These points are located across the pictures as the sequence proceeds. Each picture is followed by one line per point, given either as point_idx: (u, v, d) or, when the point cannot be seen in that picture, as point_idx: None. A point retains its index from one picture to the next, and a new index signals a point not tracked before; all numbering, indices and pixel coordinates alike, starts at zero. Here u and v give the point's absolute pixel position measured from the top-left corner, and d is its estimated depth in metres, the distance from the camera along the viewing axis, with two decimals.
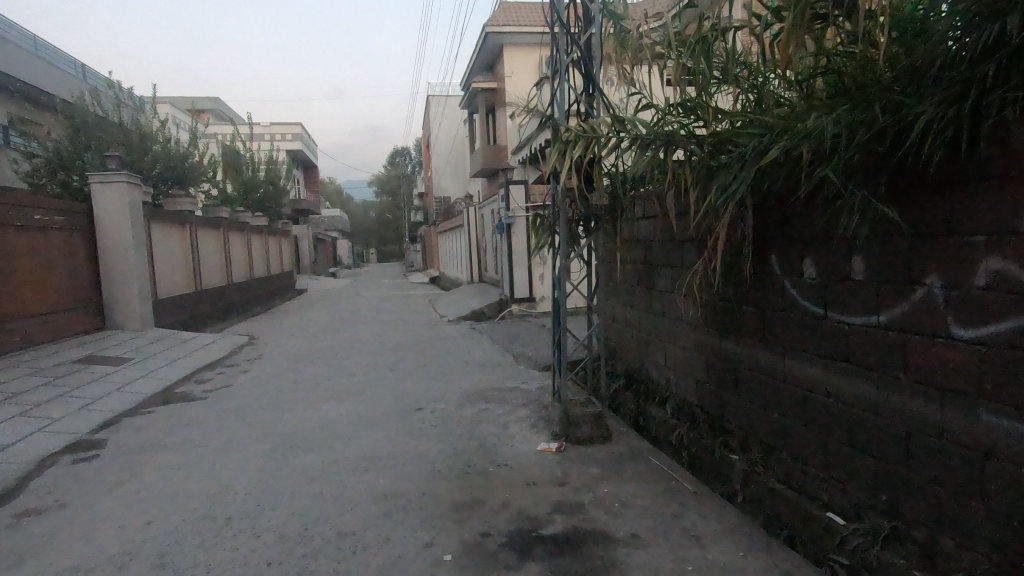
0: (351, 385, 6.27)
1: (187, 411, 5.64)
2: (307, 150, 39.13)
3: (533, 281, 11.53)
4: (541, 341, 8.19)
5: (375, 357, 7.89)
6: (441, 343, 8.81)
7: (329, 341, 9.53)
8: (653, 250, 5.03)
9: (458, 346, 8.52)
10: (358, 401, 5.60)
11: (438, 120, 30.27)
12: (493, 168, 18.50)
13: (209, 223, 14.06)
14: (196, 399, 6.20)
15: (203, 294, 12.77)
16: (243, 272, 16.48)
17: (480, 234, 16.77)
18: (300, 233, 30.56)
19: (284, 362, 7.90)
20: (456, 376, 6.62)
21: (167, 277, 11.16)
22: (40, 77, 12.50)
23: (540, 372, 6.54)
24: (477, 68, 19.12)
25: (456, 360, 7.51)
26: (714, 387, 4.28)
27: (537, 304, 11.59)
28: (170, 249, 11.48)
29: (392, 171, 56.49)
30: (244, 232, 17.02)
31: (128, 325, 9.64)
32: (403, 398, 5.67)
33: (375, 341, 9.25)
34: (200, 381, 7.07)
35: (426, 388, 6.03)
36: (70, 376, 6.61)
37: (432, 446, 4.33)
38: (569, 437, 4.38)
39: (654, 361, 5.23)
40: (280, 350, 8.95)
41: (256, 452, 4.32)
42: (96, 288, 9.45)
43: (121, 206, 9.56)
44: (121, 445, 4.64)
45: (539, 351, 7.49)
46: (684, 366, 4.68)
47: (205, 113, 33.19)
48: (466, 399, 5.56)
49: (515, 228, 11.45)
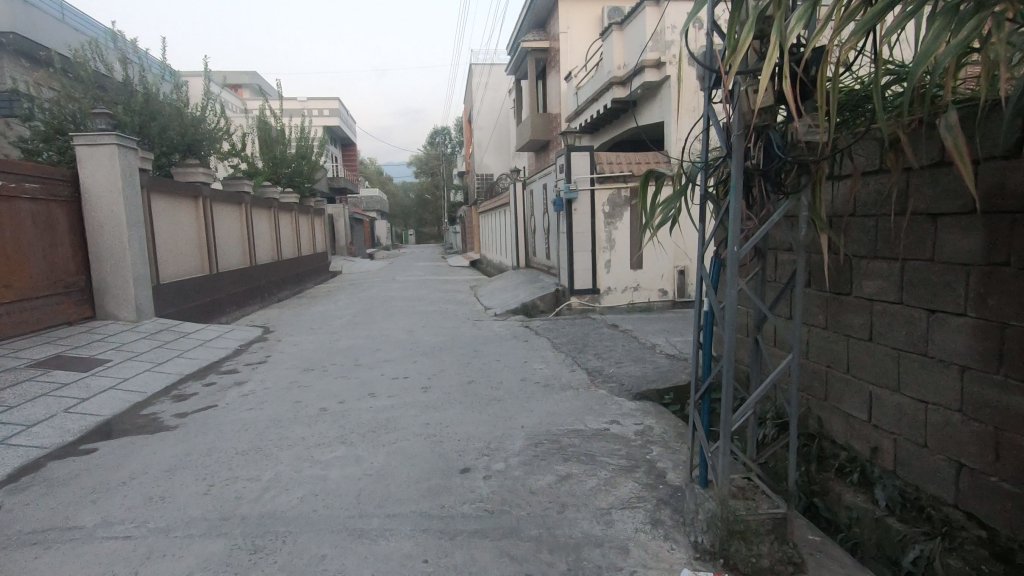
0: (370, 418, 4.50)
1: (139, 454, 3.98)
2: (344, 126, 37.74)
3: (598, 269, 9.58)
4: (621, 352, 6.25)
5: (407, 368, 6.12)
6: (489, 348, 7.00)
7: (354, 340, 7.87)
8: (865, 233, 3.00)
9: (512, 354, 6.67)
10: (376, 450, 3.83)
11: (481, 91, 28.22)
12: (543, 140, 16.47)
13: (230, 198, 12.61)
14: (163, 429, 4.54)
15: (221, 277, 11.38)
16: (269, 251, 15.09)
17: (528, 213, 14.86)
18: (336, 213, 29.30)
19: (293, 370, 6.24)
20: (514, 404, 4.78)
21: (173, 258, 9.70)
22: (35, 31, 11.00)
23: (633, 405, 4.64)
24: (526, 27, 16.91)
25: (511, 376, 5.66)
26: (1018, 488, 2.30)
27: (602, 298, 9.65)
28: (179, 227, 10.04)
29: (433, 151, 54.92)
30: (271, 209, 15.58)
31: (121, 316, 8.19)
32: (442, 446, 3.87)
33: (407, 343, 7.49)
34: (183, 395, 5.46)
35: (474, 427, 4.20)
36: (12, 389, 5.08)
37: (491, 569, 2.49)
38: (731, 562, 2.47)
39: (843, 412, 3.27)
40: (293, 352, 7.32)
41: (196, 562, 2.58)
42: (85, 269, 8.06)
43: (113, 172, 8.03)
44: (7, 525, 2.99)
45: (623, 370, 5.57)
46: (926, 432, 2.71)
47: (242, 88, 32.17)
48: (535, 452, 3.72)
49: (578, 206, 9.44)
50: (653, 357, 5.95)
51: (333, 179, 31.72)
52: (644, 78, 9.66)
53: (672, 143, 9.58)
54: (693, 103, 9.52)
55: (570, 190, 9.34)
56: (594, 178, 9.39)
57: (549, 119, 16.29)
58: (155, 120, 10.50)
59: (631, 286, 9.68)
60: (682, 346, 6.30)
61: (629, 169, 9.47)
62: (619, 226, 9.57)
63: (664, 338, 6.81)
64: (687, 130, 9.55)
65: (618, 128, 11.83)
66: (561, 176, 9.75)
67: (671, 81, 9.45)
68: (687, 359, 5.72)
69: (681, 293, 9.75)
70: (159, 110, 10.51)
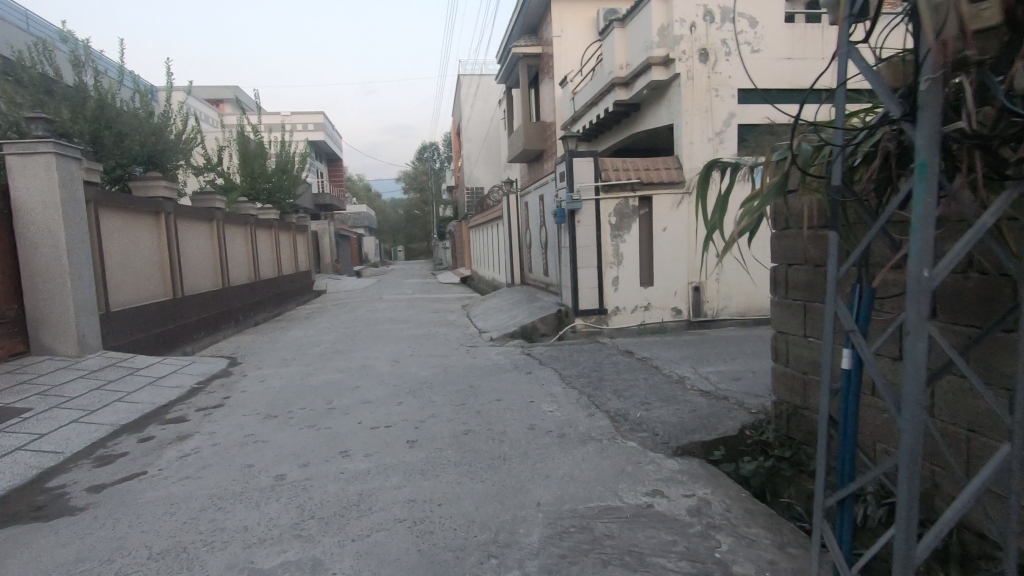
0: (338, 493, 3.45)
1: (17, 558, 2.91)
2: (329, 141, 36.85)
3: (604, 287, 8.65)
4: (645, 388, 5.25)
5: (389, 412, 5.08)
6: (488, 384, 5.97)
7: (330, 375, 6.79)
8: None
9: (515, 391, 5.64)
10: (340, 550, 2.79)
11: (470, 102, 27.49)
12: (537, 149, 15.61)
13: (199, 215, 11.54)
14: (67, 511, 3.48)
15: (187, 302, 10.29)
16: (245, 272, 14.02)
17: (523, 226, 13.92)
18: (321, 229, 28.30)
19: (253, 418, 5.17)
20: (523, 465, 3.77)
21: (128, 282, 8.62)
22: None
23: (677, 468, 3.64)
24: (518, 32, 16.15)
25: (516, 424, 4.63)
26: None
27: (609, 319, 8.71)
28: (136, 247, 8.99)
29: (421, 166, 54.19)
30: (248, 226, 14.52)
31: (59, 350, 7.10)
32: (432, 541, 2.84)
33: (392, 378, 6.44)
34: (109, 457, 4.38)
35: (475, 507, 3.17)
36: None
37: None
38: None
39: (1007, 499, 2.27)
40: (258, 390, 6.26)
41: None
42: (16, 297, 6.99)
43: (51, 185, 6.98)
44: None
45: (653, 413, 4.56)
46: None
47: (223, 103, 31.34)
48: (561, 550, 2.71)
49: (582, 217, 8.50)
50: (685, 395, 4.95)
51: (318, 196, 30.83)
52: (651, 77, 8.79)
53: (682, 147, 8.69)
54: (704, 103, 8.65)
55: (573, 199, 8.42)
56: (598, 187, 8.50)
57: (542, 128, 15.40)
58: (109, 128, 9.45)
59: (642, 306, 8.75)
60: (716, 381, 5.31)
61: (637, 176, 8.52)
62: (627, 240, 8.65)
63: (692, 368, 5.83)
64: (698, 133, 8.66)
65: (620, 133, 10.95)
66: (562, 185, 8.83)
67: (681, 79, 8.60)
68: (728, 398, 4.73)
69: (697, 312, 8.85)
70: (114, 117, 9.46)
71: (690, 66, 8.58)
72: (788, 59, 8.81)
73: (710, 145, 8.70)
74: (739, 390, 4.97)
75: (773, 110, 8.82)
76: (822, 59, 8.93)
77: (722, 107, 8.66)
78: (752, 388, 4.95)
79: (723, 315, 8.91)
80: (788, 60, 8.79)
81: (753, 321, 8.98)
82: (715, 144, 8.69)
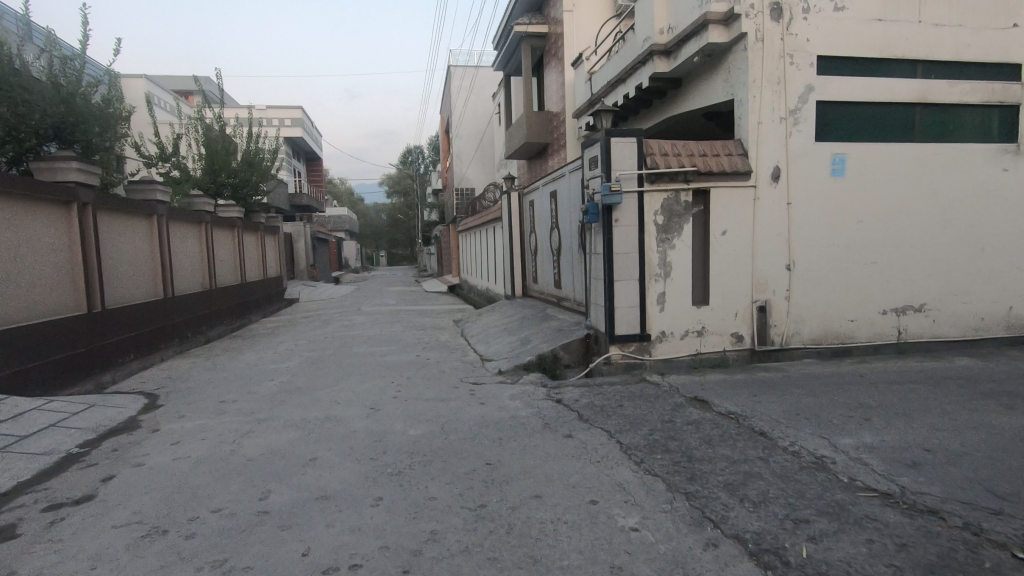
0: None
1: None
2: (307, 138, 34.65)
3: (648, 306, 6.69)
4: (775, 483, 3.24)
5: (360, 528, 3.01)
6: (512, 460, 3.92)
7: (276, 435, 4.67)
8: None
9: (559, 478, 3.59)
10: None
11: (462, 97, 25.60)
12: (541, 143, 13.64)
13: (135, 208, 9.29)
14: None
15: (110, 318, 8.08)
16: (197, 279, 11.77)
17: (528, 229, 11.94)
18: (295, 232, 26.15)
19: (125, 535, 3.04)
20: None
21: (16, 295, 6.45)
22: None
23: None
24: (519, 12, 14.24)
25: (584, 569, 2.58)
26: None
27: (653, 347, 6.74)
28: (35, 248, 6.84)
29: (406, 169, 52.18)
30: (203, 224, 12.26)
31: None
32: None
33: (365, 444, 4.36)
34: None
35: None
36: None
37: None
38: None
39: None
40: (161, 465, 4.11)
41: None
42: None
43: None
44: None
45: (834, 552, 2.54)
46: None
47: (194, 95, 29.31)
48: None
49: (620, 214, 6.57)
50: (857, 503, 2.95)
51: (293, 196, 28.82)
52: (707, 38, 6.88)
53: (748, 129, 6.77)
54: (777, 72, 6.74)
55: (610, 189, 6.46)
56: (643, 175, 6.58)
57: (547, 118, 13.46)
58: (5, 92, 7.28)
59: (694, 330, 6.80)
60: (886, 470, 3.31)
61: (693, 162, 6.60)
62: (678, 246, 6.71)
63: (824, 441, 3.83)
64: (768, 111, 6.75)
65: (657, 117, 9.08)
66: (593, 173, 6.87)
67: (747, 41, 6.67)
68: (943, 517, 2.75)
69: (761, 339, 6.94)
70: (9, 80, 7.29)
71: (760, 24, 6.66)
72: (878, 21, 6.98)
73: (782, 126, 6.80)
74: (944, 495, 2.97)
75: (861, 84, 6.94)
76: (918, 23, 7.08)
77: (799, 77, 6.78)
78: (966, 493, 2.97)
79: (794, 343, 7.02)
80: (879, 22, 6.98)
81: (830, 352, 7.10)
82: (789, 125, 6.81)
